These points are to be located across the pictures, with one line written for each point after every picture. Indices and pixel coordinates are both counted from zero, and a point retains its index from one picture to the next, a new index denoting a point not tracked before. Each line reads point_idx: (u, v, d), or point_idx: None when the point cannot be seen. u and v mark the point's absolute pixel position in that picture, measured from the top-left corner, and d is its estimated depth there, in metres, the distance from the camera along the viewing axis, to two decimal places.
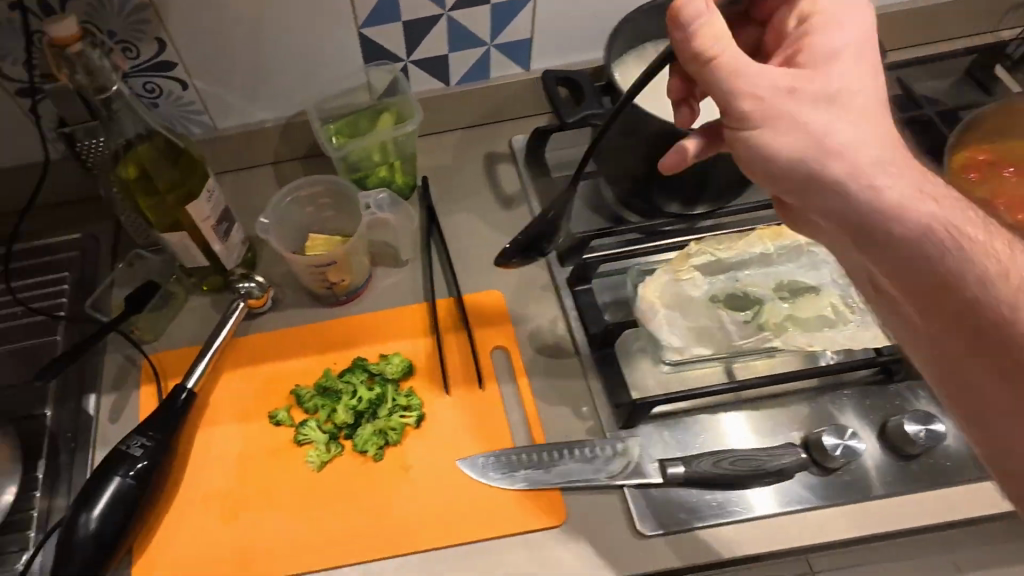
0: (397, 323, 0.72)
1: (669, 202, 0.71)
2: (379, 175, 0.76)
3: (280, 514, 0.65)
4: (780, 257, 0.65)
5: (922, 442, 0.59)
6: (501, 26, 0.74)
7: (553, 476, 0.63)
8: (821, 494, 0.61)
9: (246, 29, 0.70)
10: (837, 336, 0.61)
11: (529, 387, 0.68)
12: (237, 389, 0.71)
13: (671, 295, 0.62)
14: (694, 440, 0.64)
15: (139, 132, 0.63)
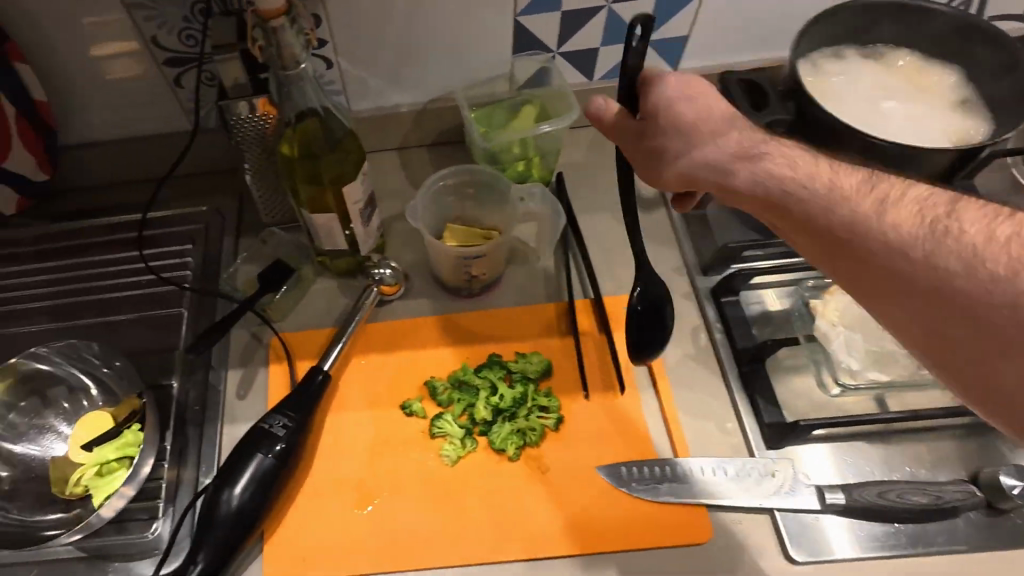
0: (532, 321, 0.71)
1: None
2: (518, 168, 0.74)
3: (415, 506, 0.64)
4: None
5: None
6: (661, 21, 0.72)
7: (700, 493, 0.61)
8: (989, 537, 0.58)
9: (404, 9, 0.69)
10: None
11: (670, 397, 0.66)
12: (368, 376, 0.70)
13: (849, 316, 0.65)
14: (850, 466, 0.62)
15: (318, 107, 0.60)
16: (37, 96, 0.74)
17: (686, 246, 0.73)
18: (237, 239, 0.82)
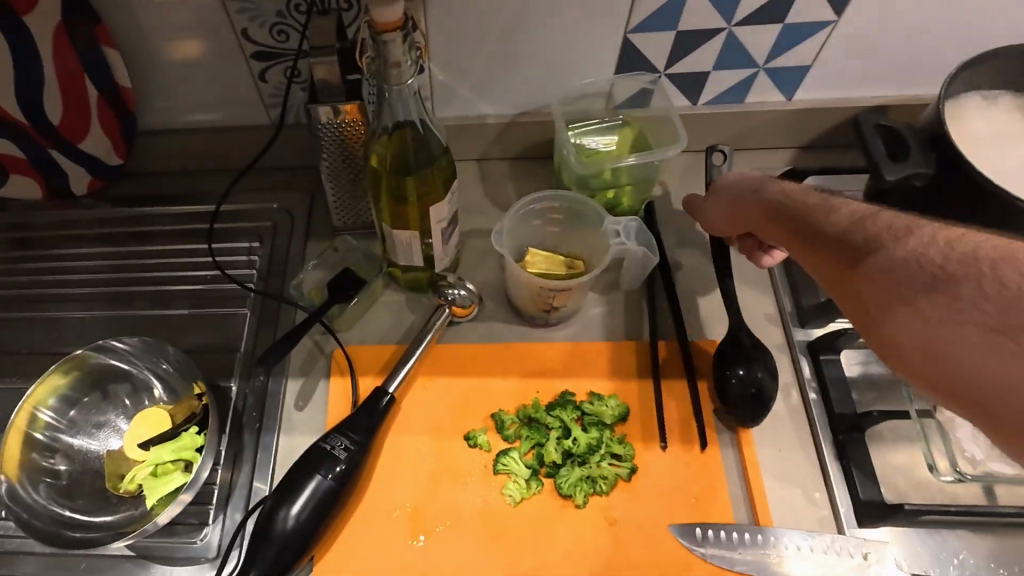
0: (610, 359, 0.67)
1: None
2: (608, 196, 0.71)
3: (474, 545, 0.60)
4: None
5: None
6: (783, 49, 0.67)
7: (782, 567, 0.56)
8: None
9: (507, 18, 0.65)
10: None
11: (754, 457, 0.61)
12: (432, 399, 0.67)
13: None
14: (952, 557, 0.56)
15: (417, 119, 0.57)
16: (120, 81, 0.73)
17: (782, 294, 0.69)
18: (306, 241, 0.79)
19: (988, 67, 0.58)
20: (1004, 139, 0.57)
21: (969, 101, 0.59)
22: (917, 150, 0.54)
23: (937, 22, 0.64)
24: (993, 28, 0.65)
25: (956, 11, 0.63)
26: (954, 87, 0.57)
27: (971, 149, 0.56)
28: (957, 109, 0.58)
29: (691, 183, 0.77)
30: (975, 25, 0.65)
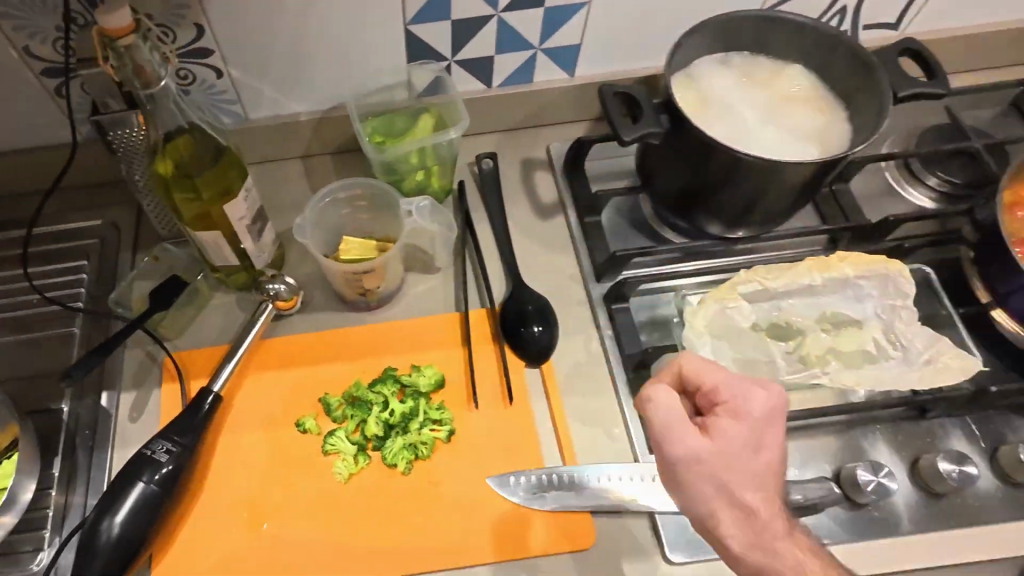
0: (432, 332, 0.71)
1: (708, 222, 0.69)
2: (417, 179, 0.74)
3: (307, 526, 0.63)
4: (826, 288, 0.61)
5: (954, 482, 0.57)
6: (552, 29, 0.72)
7: (584, 499, 0.61)
8: (851, 531, 0.58)
9: (288, 18, 0.68)
10: (894, 374, 0.58)
11: (561, 405, 0.67)
12: (263, 394, 0.69)
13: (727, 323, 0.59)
14: None
15: (184, 123, 0.59)
16: None
17: (581, 253, 0.75)
18: (134, 254, 0.80)
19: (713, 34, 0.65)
20: (726, 100, 0.65)
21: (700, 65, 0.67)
22: (651, 111, 0.60)
23: None
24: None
25: None
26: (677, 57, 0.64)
27: (694, 112, 0.64)
28: (688, 74, 0.66)
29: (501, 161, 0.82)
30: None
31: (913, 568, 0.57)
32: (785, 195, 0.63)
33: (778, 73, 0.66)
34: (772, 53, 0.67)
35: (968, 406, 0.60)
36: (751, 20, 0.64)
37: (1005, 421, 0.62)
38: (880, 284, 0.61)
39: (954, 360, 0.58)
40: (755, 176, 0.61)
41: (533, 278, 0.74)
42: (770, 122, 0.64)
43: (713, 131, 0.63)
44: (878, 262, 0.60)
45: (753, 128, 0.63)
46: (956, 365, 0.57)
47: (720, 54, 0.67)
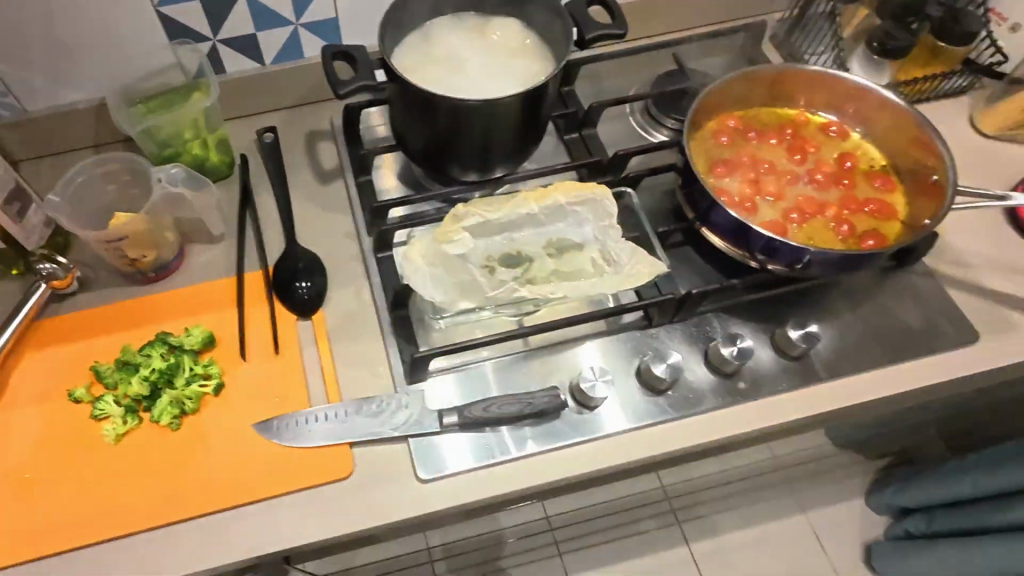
0: (208, 295, 0.74)
1: (463, 168, 0.75)
2: (192, 151, 0.78)
3: (75, 494, 0.63)
4: (547, 217, 0.66)
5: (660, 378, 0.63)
6: (303, 4, 0.77)
7: (341, 432, 0.65)
8: (576, 431, 0.64)
9: (30, 8, 0.70)
10: (608, 280, 0.65)
11: (329, 351, 0.71)
12: (39, 370, 0.70)
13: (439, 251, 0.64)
14: (474, 391, 0.67)
15: None
16: None
17: (355, 212, 0.79)
18: None
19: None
20: (451, 56, 0.72)
21: (431, 26, 0.73)
22: (367, 66, 0.65)
23: None
24: None
25: None
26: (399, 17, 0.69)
27: (421, 68, 0.71)
28: (419, 36, 0.73)
29: (289, 136, 0.87)
30: None
31: (630, 457, 0.64)
32: (509, 134, 0.70)
33: (500, 30, 0.74)
34: (489, 13, 0.74)
35: (679, 311, 0.67)
36: None
37: (720, 322, 0.69)
38: (597, 209, 0.66)
39: (645, 266, 0.64)
40: (479, 117, 0.67)
41: (312, 239, 0.78)
42: (488, 73, 0.71)
43: (429, 86, 0.70)
44: (587, 188, 0.66)
45: (467, 79, 0.71)
46: (646, 270, 0.64)
47: (449, 16, 0.74)
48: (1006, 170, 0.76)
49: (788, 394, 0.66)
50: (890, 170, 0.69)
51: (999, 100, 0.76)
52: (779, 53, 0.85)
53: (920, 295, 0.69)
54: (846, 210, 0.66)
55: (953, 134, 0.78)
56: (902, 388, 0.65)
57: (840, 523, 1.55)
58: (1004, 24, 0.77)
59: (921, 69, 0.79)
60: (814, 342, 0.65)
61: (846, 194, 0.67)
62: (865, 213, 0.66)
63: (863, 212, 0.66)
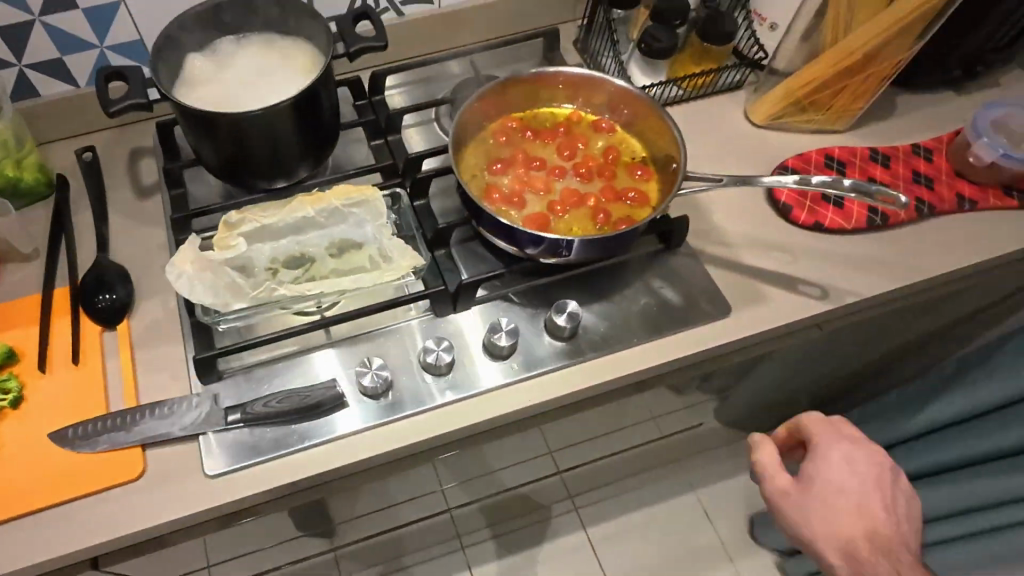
0: (14, 312, 0.75)
1: (272, 179, 0.78)
2: (4, 173, 0.79)
3: None
4: (326, 219, 0.70)
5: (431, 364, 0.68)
6: (103, 28, 0.81)
7: (133, 435, 0.67)
8: (357, 420, 0.68)
9: None
10: (382, 273, 0.69)
11: (130, 359, 0.73)
12: None
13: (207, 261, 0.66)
14: (263, 387, 0.70)
15: None
16: None
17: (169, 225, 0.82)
18: None
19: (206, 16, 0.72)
20: (231, 73, 0.73)
21: (209, 44, 0.74)
22: (140, 85, 0.68)
23: None
24: None
25: None
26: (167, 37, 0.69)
27: (198, 86, 0.71)
28: (197, 54, 0.73)
29: (111, 155, 0.89)
30: None
31: (409, 439, 0.68)
32: (293, 140, 0.74)
33: (281, 43, 0.75)
34: (257, 31, 0.75)
35: (456, 302, 0.72)
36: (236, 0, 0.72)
37: (498, 311, 0.74)
38: (374, 209, 0.71)
39: (406, 260, 0.69)
40: (258, 134, 0.71)
41: (125, 253, 0.81)
42: (266, 86, 0.72)
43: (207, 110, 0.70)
44: (358, 192, 0.70)
45: (245, 97, 0.71)
46: (406, 263, 0.69)
47: (228, 33, 0.74)
48: (761, 160, 0.85)
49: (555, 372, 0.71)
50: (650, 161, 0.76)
51: (763, 90, 0.87)
52: (577, 55, 0.93)
53: (682, 274, 0.75)
54: (605, 199, 0.72)
55: (728, 122, 0.88)
56: (661, 358, 0.71)
57: (729, 502, 1.61)
58: (765, 23, 0.88)
59: (695, 65, 0.88)
60: (575, 323, 0.70)
61: (606, 185, 0.73)
62: (620, 200, 0.72)
63: (620, 200, 0.72)
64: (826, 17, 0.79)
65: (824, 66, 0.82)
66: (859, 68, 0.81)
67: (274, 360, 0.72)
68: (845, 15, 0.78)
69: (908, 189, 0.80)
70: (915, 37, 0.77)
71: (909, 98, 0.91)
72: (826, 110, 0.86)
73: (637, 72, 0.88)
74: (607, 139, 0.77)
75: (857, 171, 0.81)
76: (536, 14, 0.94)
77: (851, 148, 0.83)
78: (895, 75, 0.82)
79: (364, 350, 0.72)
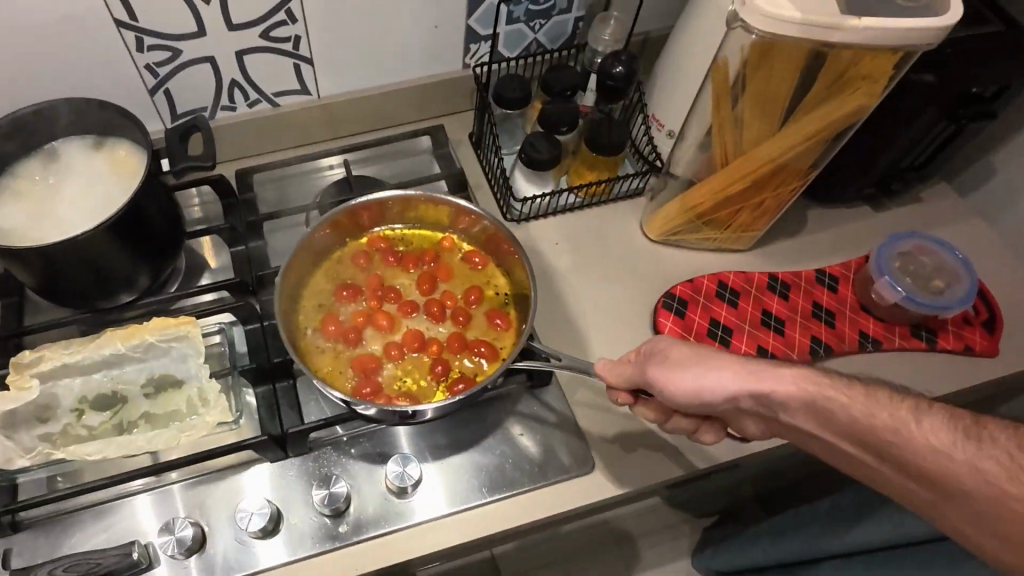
0: None
1: (112, 296, 0.70)
2: None
3: None
4: (138, 355, 0.63)
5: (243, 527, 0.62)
6: None
7: None
8: None
9: None
10: (186, 425, 0.60)
11: None
12: None
13: None
14: (66, 542, 0.64)
15: None
16: None
17: None
18: None
19: (26, 126, 0.64)
20: (55, 187, 0.65)
21: (31, 156, 0.66)
22: None
23: (41, 92, 0.70)
24: (107, 85, 0.72)
25: (48, 78, 0.69)
26: None
27: (13, 206, 0.64)
28: (17, 169, 0.66)
29: None
30: (85, 88, 0.71)
31: None
32: (121, 259, 0.66)
33: (115, 150, 0.67)
34: (58, 138, 0.67)
35: (286, 448, 0.66)
36: (61, 108, 0.65)
37: (336, 458, 0.69)
38: (196, 344, 0.63)
39: (212, 416, 0.60)
40: (71, 262, 0.63)
41: None
42: (90, 202, 0.65)
43: (6, 244, 0.62)
44: (177, 325, 0.63)
45: (50, 220, 0.64)
46: (210, 420, 0.60)
47: (56, 142, 0.67)
48: (652, 282, 0.80)
49: (383, 535, 0.66)
50: (509, 308, 0.75)
51: (659, 203, 0.81)
52: (472, 152, 0.89)
53: (544, 416, 0.72)
54: (448, 347, 0.71)
55: (625, 238, 0.83)
56: (511, 521, 0.67)
57: None
58: (662, 130, 0.82)
59: (590, 172, 0.83)
60: (410, 482, 0.66)
61: (455, 332, 0.72)
62: (466, 352, 0.71)
63: (465, 351, 0.71)
64: (713, 132, 0.72)
65: (723, 178, 0.75)
66: (759, 185, 0.75)
67: (79, 508, 0.66)
68: (735, 128, 0.71)
69: (801, 323, 0.76)
70: (821, 148, 0.71)
71: (821, 213, 0.87)
72: (728, 225, 0.80)
73: (522, 181, 0.83)
74: (474, 277, 0.77)
75: (751, 302, 0.77)
76: (429, 102, 0.90)
77: (747, 275, 0.79)
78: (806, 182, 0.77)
79: (179, 503, 0.66)
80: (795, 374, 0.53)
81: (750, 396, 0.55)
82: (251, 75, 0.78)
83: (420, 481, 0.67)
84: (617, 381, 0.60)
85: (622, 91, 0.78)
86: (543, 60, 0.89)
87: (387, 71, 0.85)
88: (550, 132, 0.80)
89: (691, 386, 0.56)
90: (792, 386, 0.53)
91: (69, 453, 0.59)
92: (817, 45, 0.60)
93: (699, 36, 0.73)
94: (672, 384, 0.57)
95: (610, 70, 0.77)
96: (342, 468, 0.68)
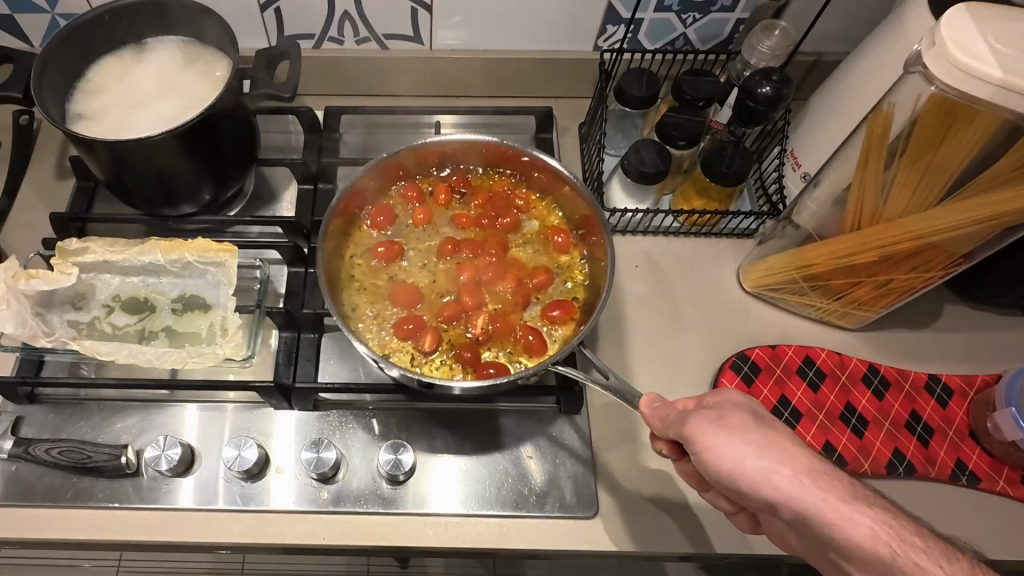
0: None
1: (175, 205, 0.68)
2: None
3: None
4: (175, 270, 0.63)
5: (229, 464, 0.60)
6: None
7: None
8: (139, 496, 0.62)
9: None
10: (198, 351, 0.59)
11: None
12: None
13: (20, 288, 0.59)
14: (70, 428, 0.65)
15: None
16: None
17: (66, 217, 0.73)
18: None
19: (130, 17, 0.64)
20: (141, 83, 0.65)
21: (128, 48, 0.66)
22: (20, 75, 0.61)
23: None
24: None
25: None
26: (77, 36, 0.62)
27: (99, 94, 0.64)
28: (112, 58, 0.65)
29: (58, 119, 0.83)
30: None
31: (182, 536, 0.61)
32: (185, 170, 0.64)
33: (205, 57, 0.66)
34: (157, 35, 0.67)
35: (291, 400, 0.63)
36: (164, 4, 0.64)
37: (338, 423, 0.66)
38: (230, 274, 0.62)
39: (225, 347, 0.59)
40: (139, 165, 0.61)
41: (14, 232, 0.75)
42: (168, 101, 0.64)
43: (84, 129, 0.62)
44: (217, 251, 0.62)
45: (130, 119, 0.62)
46: (222, 351, 0.58)
47: (154, 39, 0.67)
48: (731, 336, 0.70)
49: (359, 514, 0.62)
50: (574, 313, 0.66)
51: (768, 252, 0.70)
52: (578, 142, 0.82)
53: (567, 444, 0.66)
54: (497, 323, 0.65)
55: (715, 277, 0.74)
56: (496, 543, 0.62)
57: None
58: (797, 170, 0.70)
59: (698, 197, 0.73)
60: (400, 472, 0.61)
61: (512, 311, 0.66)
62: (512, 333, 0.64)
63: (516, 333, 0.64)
64: (850, 192, 0.60)
65: (853, 243, 0.62)
66: (893, 261, 0.61)
67: (90, 400, 0.66)
68: (883, 186, 0.58)
69: (889, 429, 0.64)
70: (987, 236, 0.57)
71: (957, 311, 0.73)
72: (850, 297, 0.67)
73: (618, 190, 0.74)
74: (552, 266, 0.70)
75: (835, 391, 0.66)
76: (544, 79, 0.83)
77: (842, 359, 0.67)
78: (953, 272, 0.62)
79: (181, 422, 0.65)
80: (872, 516, 0.39)
81: (796, 512, 0.41)
82: (366, 11, 0.74)
83: (414, 472, 0.63)
84: (660, 429, 0.48)
85: (763, 115, 0.65)
86: (683, 61, 0.79)
87: (505, 37, 0.78)
88: (663, 144, 0.70)
89: (733, 471, 0.42)
90: (863, 535, 0.39)
91: (84, 348, 0.59)
92: (1015, 115, 0.48)
93: (871, 75, 0.61)
94: (718, 458, 0.42)
95: (755, 90, 0.64)
96: (339, 437, 0.65)
